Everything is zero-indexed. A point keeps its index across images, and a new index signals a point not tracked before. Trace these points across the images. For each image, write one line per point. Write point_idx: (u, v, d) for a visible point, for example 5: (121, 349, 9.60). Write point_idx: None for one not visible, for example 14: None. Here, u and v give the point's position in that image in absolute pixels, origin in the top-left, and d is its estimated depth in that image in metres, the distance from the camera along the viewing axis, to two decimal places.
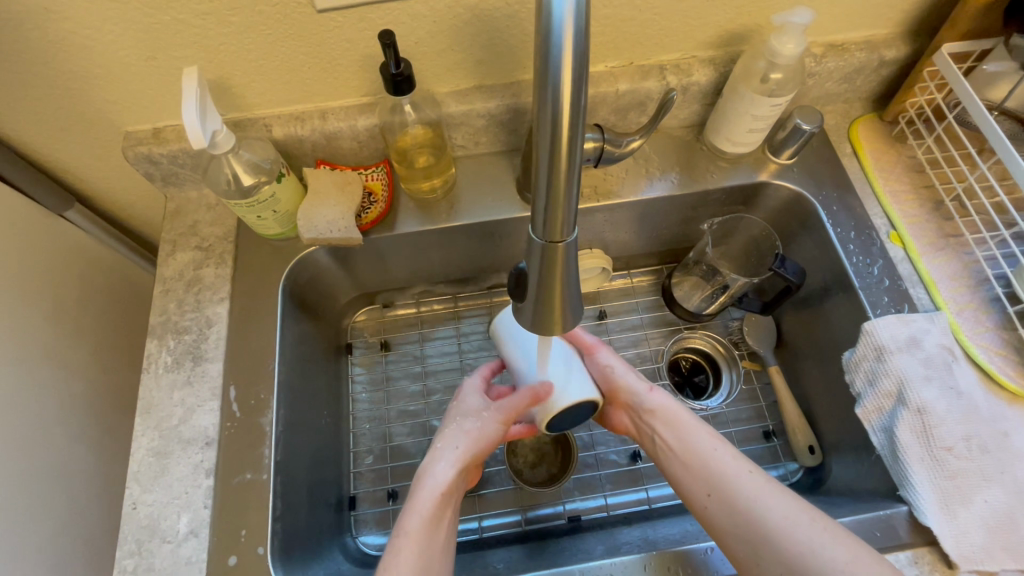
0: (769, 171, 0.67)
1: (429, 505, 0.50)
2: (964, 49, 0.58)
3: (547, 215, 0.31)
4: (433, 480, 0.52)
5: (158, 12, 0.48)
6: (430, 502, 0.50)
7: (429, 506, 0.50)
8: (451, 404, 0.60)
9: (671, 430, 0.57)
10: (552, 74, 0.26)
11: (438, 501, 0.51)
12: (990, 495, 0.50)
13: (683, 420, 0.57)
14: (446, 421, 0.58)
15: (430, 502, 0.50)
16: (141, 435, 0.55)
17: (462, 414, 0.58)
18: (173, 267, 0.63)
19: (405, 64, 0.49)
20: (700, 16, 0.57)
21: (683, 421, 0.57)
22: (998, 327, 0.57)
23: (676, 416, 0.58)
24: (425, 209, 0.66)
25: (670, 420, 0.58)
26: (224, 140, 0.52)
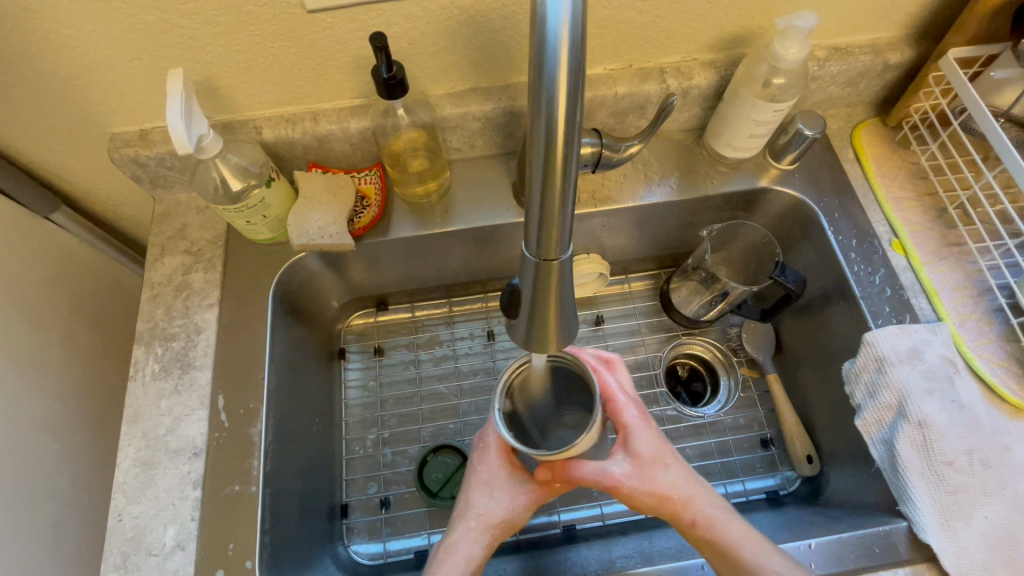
0: (770, 176, 0.66)
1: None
2: (970, 53, 0.56)
3: (541, 232, 0.29)
4: (460, 559, 0.51)
5: (142, 12, 0.46)
6: None
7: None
8: (477, 464, 0.55)
9: (718, 555, 0.49)
10: (546, 87, 0.25)
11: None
12: (990, 511, 0.49)
13: (734, 541, 0.49)
14: (472, 486, 0.54)
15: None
16: (127, 445, 0.54)
17: (486, 482, 0.54)
18: (161, 271, 0.62)
19: (398, 67, 0.47)
20: (701, 18, 0.56)
21: (734, 541, 0.49)
22: (1001, 339, 0.56)
23: (722, 534, 0.49)
24: (419, 214, 0.65)
25: (714, 538, 0.49)
26: (211, 144, 0.51)
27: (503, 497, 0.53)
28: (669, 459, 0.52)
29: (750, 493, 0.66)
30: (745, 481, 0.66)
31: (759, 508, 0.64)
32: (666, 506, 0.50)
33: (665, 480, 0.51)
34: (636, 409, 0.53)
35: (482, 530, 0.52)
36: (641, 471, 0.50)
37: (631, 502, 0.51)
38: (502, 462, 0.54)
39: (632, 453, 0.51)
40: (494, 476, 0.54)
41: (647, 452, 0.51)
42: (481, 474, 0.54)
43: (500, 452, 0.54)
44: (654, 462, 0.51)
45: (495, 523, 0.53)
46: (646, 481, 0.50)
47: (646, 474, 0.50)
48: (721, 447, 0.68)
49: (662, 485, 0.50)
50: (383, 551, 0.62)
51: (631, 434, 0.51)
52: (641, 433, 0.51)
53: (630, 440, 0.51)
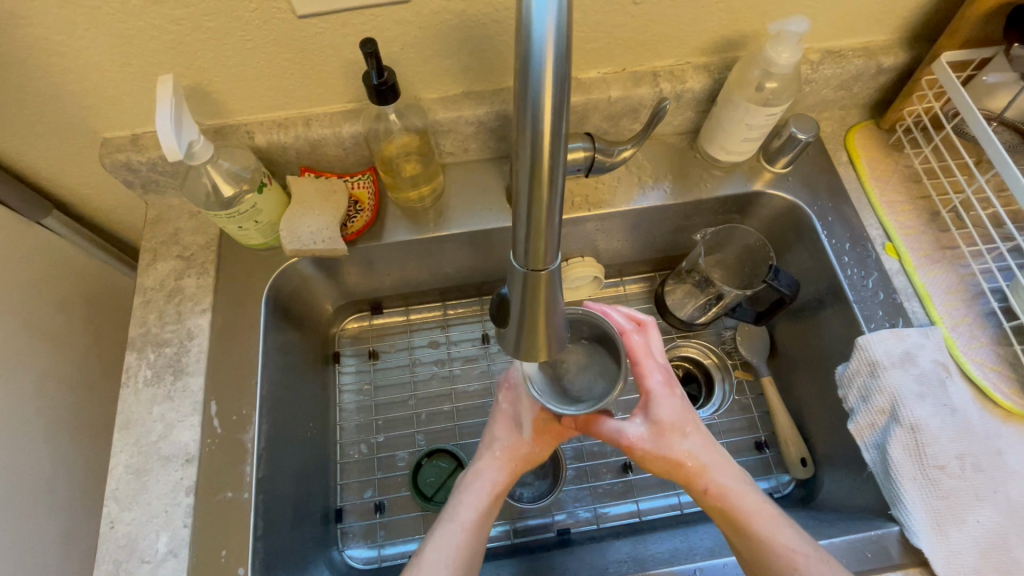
0: (764, 180, 0.66)
1: (479, 506, 0.53)
2: (963, 57, 0.56)
3: (529, 243, 0.29)
4: (485, 484, 0.54)
5: (131, 17, 0.46)
6: (481, 503, 0.53)
7: (478, 509, 0.53)
8: (502, 402, 0.58)
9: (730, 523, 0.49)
10: (531, 100, 0.25)
11: (490, 502, 0.54)
12: (982, 515, 0.49)
13: (745, 512, 0.49)
14: (497, 422, 0.58)
15: (482, 502, 0.53)
16: (119, 451, 0.54)
17: (511, 416, 0.57)
18: (154, 276, 0.61)
19: (388, 73, 0.47)
20: (694, 22, 0.56)
21: (746, 511, 0.49)
22: (994, 343, 0.56)
23: (735, 505, 0.49)
24: (413, 218, 0.65)
25: (726, 507, 0.50)
26: (202, 151, 0.51)
27: (527, 431, 0.56)
28: (692, 428, 0.52)
29: None
30: None
31: None
32: (681, 472, 0.51)
33: (682, 448, 0.51)
34: (661, 373, 0.54)
35: (506, 461, 0.56)
36: (660, 435, 0.51)
37: (647, 464, 0.52)
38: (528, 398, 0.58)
39: (652, 418, 0.52)
40: (518, 409, 0.57)
41: (668, 418, 0.52)
42: (507, 410, 0.58)
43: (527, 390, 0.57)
44: (673, 429, 0.51)
45: (518, 454, 0.56)
46: (663, 445, 0.51)
47: (662, 439, 0.51)
48: None
49: (679, 452, 0.51)
50: (378, 555, 0.62)
51: (653, 400, 0.52)
52: (664, 400, 0.52)
53: (651, 405, 0.52)
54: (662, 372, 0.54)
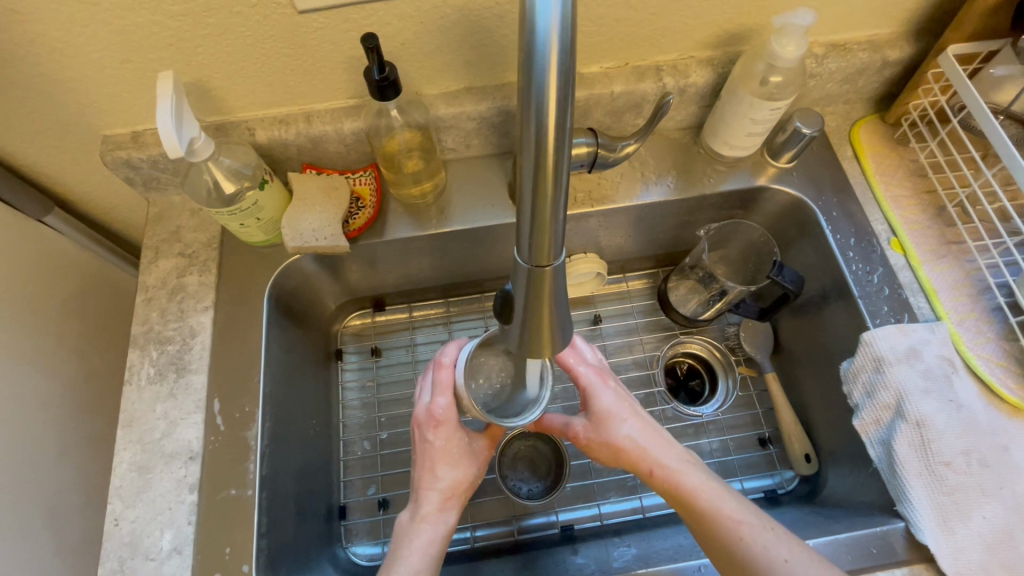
0: (768, 175, 0.66)
1: (436, 551, 0.51)
2: (970, 50, 0.56)
3: (533, 239, 0.29)
4: (437, 525, 0.52)
5: (131, 13, 0.46)
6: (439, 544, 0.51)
7: (433, 553, 0.51)
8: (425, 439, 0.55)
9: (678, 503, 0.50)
10: (536, 93, 0.25)
11: (445, 542, 0.52)
12: (988, 511, 0.49)
13: (689, 489, 0.50)
14: (429, 460, 0.54)
15: (437, 545, 0.51)
16: (122, 449, 0.54)
17: (444, 454, 0.54)
18: (156, 274, 0.61)
19: (390, 68, 0.47)
20: (697, 16, 0.55)
21: (690, 488, 0.50)
22: (1000, 338, 0.56)
23: (677, 483, 0.50)
24: (415, 215, 0.65)
25: (671, 486, 0.50)
26: (203, 147, 0.50)
27: (462, 462, 0.55)
28: (631, 415, 0.54)
29: (748, 492, 0.66)
30: (744, 481, 0.66)
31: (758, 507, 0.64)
32: (624, 457, 0.53)
33: (621, 432, 0.54)
34: (592, 369, 0.57)
35: (450, 499, 0.54)
36: (599, 424, 0.55)
37: (598, 454, 0.56)
38: (457, 432, 0.55)
39: (591, 409, 0.56)
40: (449, 444, 0.55)
41: (606, 407, 0.55)
42: (441, 448, 0.54)
43: (454, 425, 0.55)
44: (610, 415, 0.55)
45: (460, 485, 0.55)
46: (603, 434, 0.55)
47: (601, 427, 0.55)
48: (719, 446, 0.68)
49: (617, 437, 0.53)
50: (381, 552, 0.62)
51: (591, 394, 0.56)
52: (601, 393, 0.56)
53: (590, 399, 0.56)
54: (594, 367, 0.57)
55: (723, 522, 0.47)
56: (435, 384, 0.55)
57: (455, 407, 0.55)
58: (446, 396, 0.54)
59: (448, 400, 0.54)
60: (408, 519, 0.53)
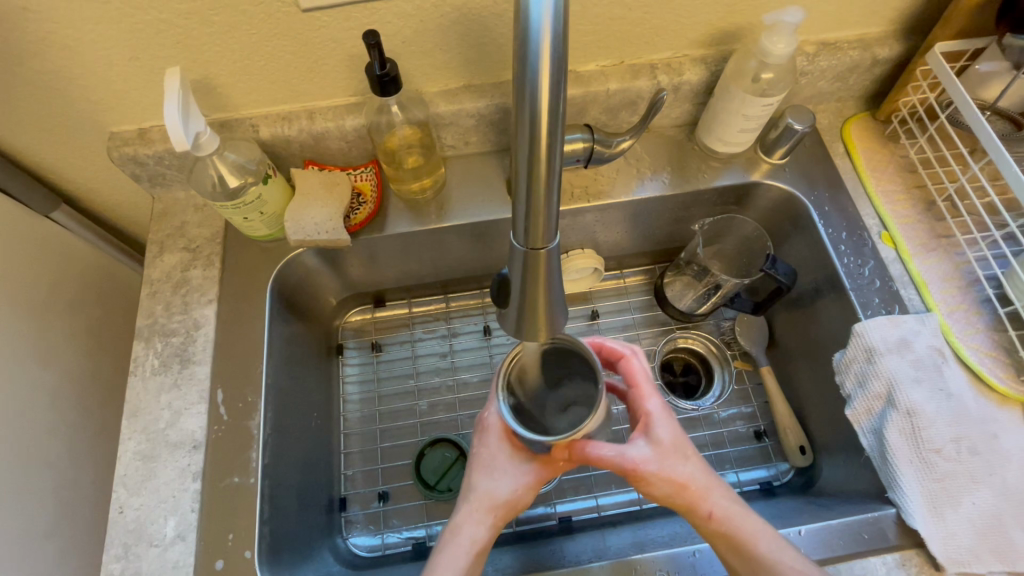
0: (761, 170, 0.67)
1: (459, 568, 0.49)
2: (956, 48, 0.57)
3: (528, 221, 0.30)
4: (464, 542, 0.50)
5: (139, 12, 0.47)
6: (459, 567, 0.49)
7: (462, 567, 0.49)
8: (478, 447, 0.55)
9: (734, 553, 0.48)
10: (530, 79, 0.26)
11: (469, 562, 0.49)
12: (978, 497, 0.50)
13: (749, 535, 0.48)
14: (475, 468, 0.53)
15: (461, 562, 0.49)
16: (127, 438, 0.55)
17: (489, 464, 0.53)
18: (161, 268, 0.62)
19: (391, 64, 0.48)
20: (690, 14, 0.57)
21: (750, 535, 0.48)
22: (989, 329, 0.57)
23: (739, 528, 0.48)
24: (414, 210, 0.66)
25: (730, 533, 0.48)
26: (208, 142, 0.52)
27: (503, 475, 0.52)
28: (692, 460, 0.50)
29: (743, 484, 0.66)
30: (739, 473, 0.67)
31: (752, 499, 0.65)
32: (684, 497, 0.49)
33: (685, 471, 0.49)
34: (659, 398, 0.51)
35: (485, 512, 0.51)
36: (662, 456, 0.49)
37: (647, 489, 0.49)
38: (503, 445, 0.53)
39: (650, 441, 0.49)
40: (496, 458, 0.53)
41: (669, 442, 0.49)
42: (483, 455, 0.53)
43: (500, 434, 0.53)
44: (676, 452, 0.49)
45: (502, 507, 0.51)
46: (666, 468, 0.48)
47: (667, 462, 0.49)
48: (715, 439, 0.68)
49: (680, 476, 0.48)
50: (381, 543, 0.63)
51: (653, 424, 0.50)
52: (665, 425, 0.50)
53: (652, 430, 0.50)
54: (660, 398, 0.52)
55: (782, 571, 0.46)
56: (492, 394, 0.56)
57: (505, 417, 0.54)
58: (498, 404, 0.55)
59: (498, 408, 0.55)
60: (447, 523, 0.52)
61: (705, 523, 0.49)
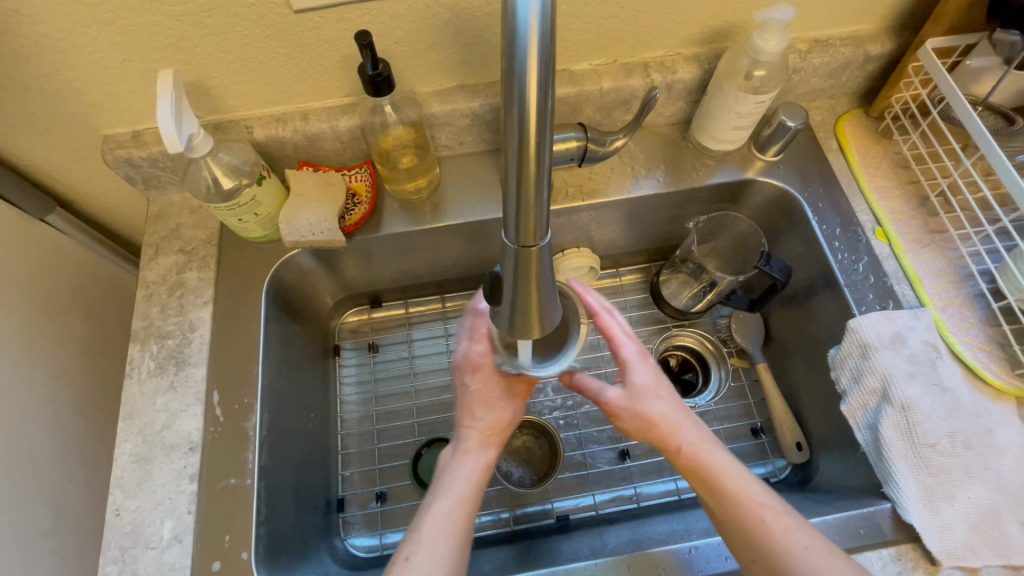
0: (755, 168, 0.67)
1: (472, 489, 0.51)
2: (948, 44, 0.58)
3: (519, 218, 0.30)
4: (473, 466, 0.52)
5: (132, 15, 0.47)
6: (472, 486, 0.51)
7: (473, 487, 0.51)
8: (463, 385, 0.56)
9: (704, 489, 0.48)
10: (518, 76, 0.26)
11: (480, 482, 0.52)
12: (972, 491, 0.50)
13: (716, 469, 0.48)
14: (467, 403, 0.55)
15: (474, 479, 0.52)
16: (124, 441, 0.55)
17: (482, 397, 0.55)
18: (156, 271, 0.62)
19: (383, 65, 0.48)
20: (682, 12, 0.57)
21: (717, 470, 0.48)
22: (983, 323, 0.57)
23: (706, 464, 0.48)
24: (410, 210, 0.66)
25: (699, 467, 0.48)
26: (202, 143, 0.52)
27: (502, 403, 0.56)
28: (666, 399, 0.51)
29: None
30: None
31: None
32: (653, 432, 0.50)
33: (655, 409, 0.50)
34: (631, 338, 0.54)
35: (488, 438, 0.54)
36: (633, 395, 0.51)
37: (622, 427, 0.52)
38: (496, 376, 0.56)
39: (624, 383, 0.52)
40: (489, 391, 0.55)
41: (641, 382, 0.52)
42: (475, 391, 0.55)
43: (489, 371, 0.55)
44: (647, 391, 0.51)
45: (501, 430, 0.55)
46: (636, 406, 0.51)
47: (637, 400, 0.51)
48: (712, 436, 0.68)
49: (651, 413, 0.50)
50: (379, 544, 0.63)
51: (628, 366, 0.53)
52: (639, 368, 0.52)
53: (626, 372, 0.52)
54: (635, 342, 0.54)
55: (745, 504, 0.46)
56: (471, 331, 0.55)
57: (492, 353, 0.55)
58: (483, 343, 0.55)
59: (485, 347, 0.55)
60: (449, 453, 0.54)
61: (676, 461, 0.50)
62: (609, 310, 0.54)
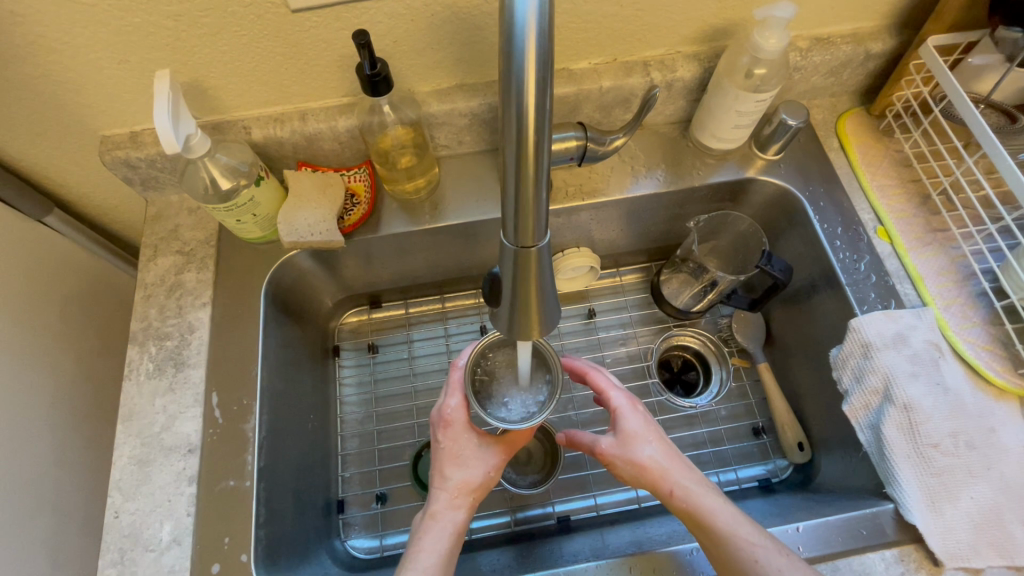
0: (756, 167, 0.67)
1: (443, 550, 0.48)
2: (950, 41, 0.57)
3: (518, 219, 0.30)
4: (447, 525, 0.49)
5: (128, 15, 0.47)
6: (446, 546, 0.48)
7: (446, 550, 0.48)
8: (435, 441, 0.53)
9: (700, 534, 0.47)
10: (515, 77, 0.25)
11: (454, 542, 0.49)
12: (975, 491, 0.50)
13: (708, 513, 0.47)
14: (440, 460, 0.52)
15: (443, 545, 0.48)
16: (122, 443, 0.54)
17: (455, 455, 0.52)
18: (155, 272, 0.62)
19: (381, 64, 0.48)
20: (683, 11, 0.57)
21: (709, 512, 0.47)
22: (985, 322, 0.57)
23: (699, 507, 0.48)
24: (408, 210, 0.66)
25: (691, 510, 0.48)
26: (199, 144, 0.52)
27: (473, 462, 0.52)
28: (657, 444, 0.51)
29: (742, 481, 0.66)
30: (738, 470, 0.67)
31: (751, 496, 0.64)
32: (646, 478, 0.50)
33: (644, 454, 0.50)
34: (616, 387, 0.54)
35: (461, 498, 0.51)
36: (623, 443, 0.51)
37: (616, 474, 0.52)
38: (467, 433, 0.53)
39: (615, 431, 0.52)
40: (463, 447, 0.52)
41: (631, 429, 0.51)
42: (448, 448, 0.52)
43: (463, 427, 0.52)
44: (636, 436, 0.51)
45: (475, 490, 0.52)
46: (627, 453, 0.50)
47: (626, 446, 0.50)
48: (714, 436, 0.68)
49: (640, 459, 0.50)
50: (379, 545, 0.63)
51: (617, 415, 0.52)
52: (628, 415, 0.52)
53: (615, 421, 0.52)
54: (623, 391, 0.54)
55: (740, 547, 0.45)
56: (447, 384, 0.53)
57: (466, 408, 0.52)
58: (457, 396, 0.52)
59: (459, 401, 0.52)
60: (419, 517, 0.51)
61: (670, 506, 0.49)
62: (594, 367, 0.55)
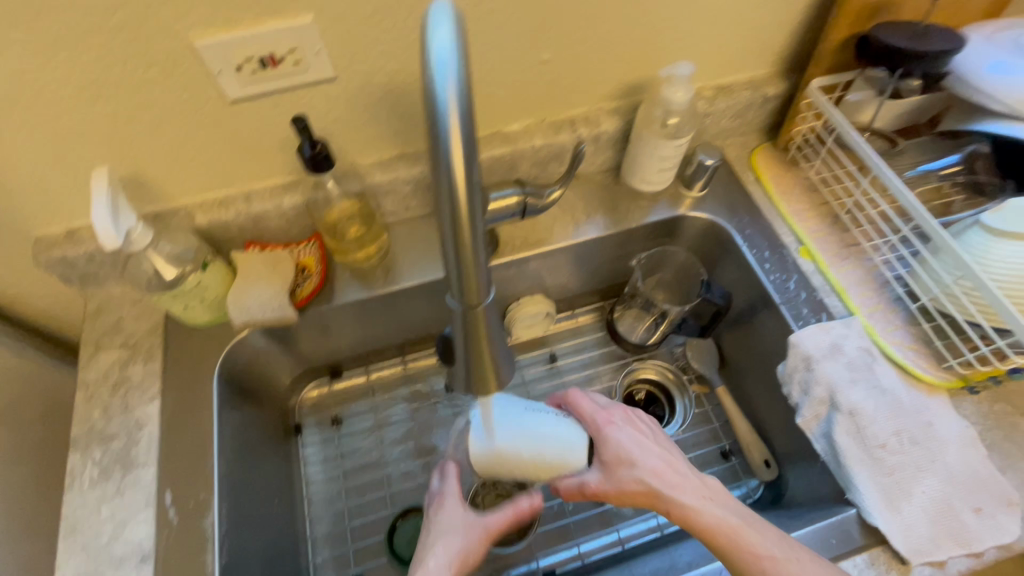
0: (685, 204, 0.72)
1: None
2: (831, 82, 0.65)
3: (461, 281, 0.32)
4: None
5: (62, 118, 0.48)
6: None
7: None
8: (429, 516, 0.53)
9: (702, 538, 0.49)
10: (443, 154, 0.28)
11: None
12: (926, 484, 0.53)
13: (699, 518, 0.49)
14: (429, 532, 0.52)
15: None
16: (65, 561, 0.50)
17: (444, 524, 0.52)
18: (97, 369, 0.60)
19: (322, 144, 0.50)
20: (598, 74, 0.62)
21: (701, 516, 0.49)
22: (906, 324, 0.62)
23: (689, 514, 0.50)
24: (362, 277, 0.66)
25: (684, 517, 0.50)
26: (140, 236, 0.51)
27: (459, 528, 0.51)
28: (640, 461, 0.53)
29: None
30: None
31: None
32: (636, 497, 0.52)
33: (628, 475, 0.52)
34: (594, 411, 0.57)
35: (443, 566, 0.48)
36: (608, 469, 0.53)
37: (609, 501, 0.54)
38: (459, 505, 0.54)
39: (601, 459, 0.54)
40: (452, 515, 0.52)
41: (613, 451, 0.54)
42: (439, 520, 0.52)
43: (456, 498, 0.54)
44: (618, 460, 0.53)
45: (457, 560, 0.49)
46: (614, 479, 0.53)
47: (612, 473, 0.53)
48: None
49: (626, 481, 0.52)
50: None
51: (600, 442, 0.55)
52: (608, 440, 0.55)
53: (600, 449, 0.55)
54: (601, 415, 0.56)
55: (734, 546, 0.47)
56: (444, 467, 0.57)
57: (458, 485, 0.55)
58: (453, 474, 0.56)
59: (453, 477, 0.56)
60: None
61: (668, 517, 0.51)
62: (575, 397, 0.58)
